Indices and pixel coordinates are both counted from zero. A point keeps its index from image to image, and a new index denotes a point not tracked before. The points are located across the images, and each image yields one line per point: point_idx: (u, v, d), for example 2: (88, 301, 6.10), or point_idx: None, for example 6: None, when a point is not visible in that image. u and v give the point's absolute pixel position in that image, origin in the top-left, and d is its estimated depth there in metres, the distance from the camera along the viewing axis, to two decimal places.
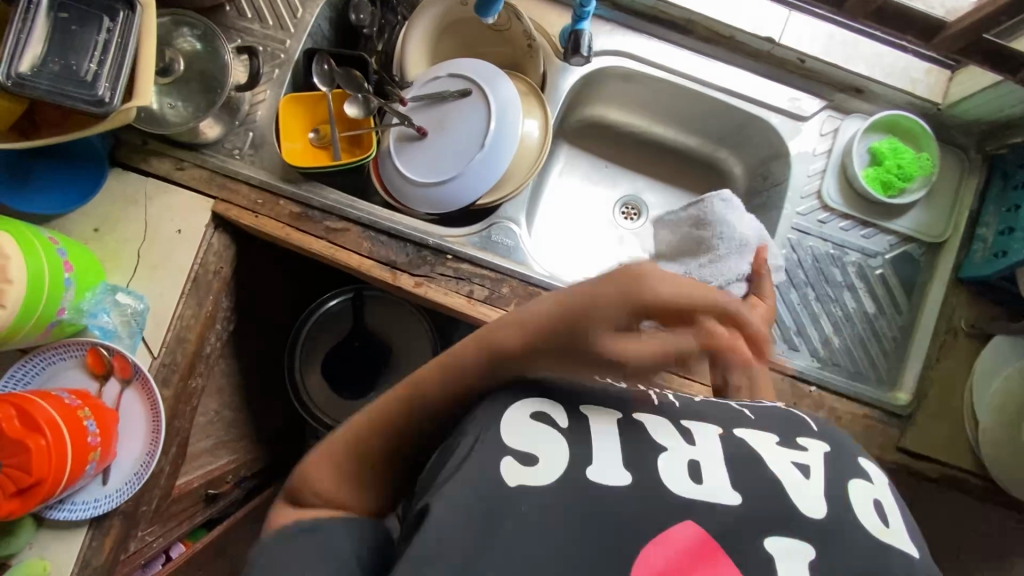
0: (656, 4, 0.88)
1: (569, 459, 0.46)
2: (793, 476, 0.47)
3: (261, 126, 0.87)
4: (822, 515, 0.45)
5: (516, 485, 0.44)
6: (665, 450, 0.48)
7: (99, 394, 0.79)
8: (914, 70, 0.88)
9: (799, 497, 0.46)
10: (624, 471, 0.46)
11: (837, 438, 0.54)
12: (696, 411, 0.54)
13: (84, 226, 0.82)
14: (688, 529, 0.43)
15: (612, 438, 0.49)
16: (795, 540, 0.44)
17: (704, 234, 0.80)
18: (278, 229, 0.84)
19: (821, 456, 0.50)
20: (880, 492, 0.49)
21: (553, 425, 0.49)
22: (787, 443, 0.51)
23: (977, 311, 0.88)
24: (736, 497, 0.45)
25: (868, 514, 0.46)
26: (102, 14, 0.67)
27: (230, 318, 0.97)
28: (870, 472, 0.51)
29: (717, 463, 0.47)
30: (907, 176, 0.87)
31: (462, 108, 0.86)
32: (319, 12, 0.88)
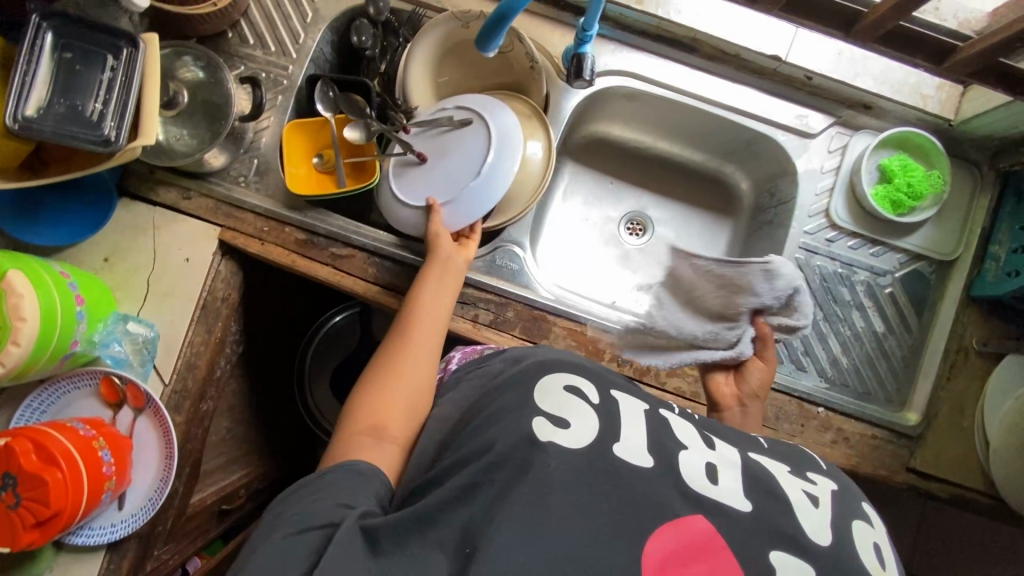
0: (659, 23, 0.86)
1: (600, 430, 0.51)
2: (802, 501, 0.50)
3: (266, 153, 0.87)
4: (827, 543, 0.47)
5: (545, 440, 0.49)
6: (686, 447, 0.52)
7: (113, 422, 0.81)
8: (924, 86, 0.87)
9: (807, 521, 0.48)
10: (649, 456, 0.50)
11: (845, 481, 0.55)
12: (719, 430, 0.57)
13: (94, 256, 0.84)
14: (700, 521, 0.46)
15: (640, 424, 0.53)
16: (799, 560, 0.45)
17: (730, 297, 0.71)
18: (285, 257, 0.85)
19: (829, 493, 0.52)
20: (879, 537, 0.50)
21: (585, 399, 0.54)
22: (799, 474, 0.54)
23: (989, 329, 0.87)
24: (749, 505, 0.48)
25: (867, 555, 0.47)
26: (107, 52, 0.68)
27: (239, 340, 0.98)
28: (873, 518, 0.52)
29: (735, 469, 0.51)
30: (917, 194, 0.86)
31: (462, 136, 0.85)
32: (321, 36, 0.88)
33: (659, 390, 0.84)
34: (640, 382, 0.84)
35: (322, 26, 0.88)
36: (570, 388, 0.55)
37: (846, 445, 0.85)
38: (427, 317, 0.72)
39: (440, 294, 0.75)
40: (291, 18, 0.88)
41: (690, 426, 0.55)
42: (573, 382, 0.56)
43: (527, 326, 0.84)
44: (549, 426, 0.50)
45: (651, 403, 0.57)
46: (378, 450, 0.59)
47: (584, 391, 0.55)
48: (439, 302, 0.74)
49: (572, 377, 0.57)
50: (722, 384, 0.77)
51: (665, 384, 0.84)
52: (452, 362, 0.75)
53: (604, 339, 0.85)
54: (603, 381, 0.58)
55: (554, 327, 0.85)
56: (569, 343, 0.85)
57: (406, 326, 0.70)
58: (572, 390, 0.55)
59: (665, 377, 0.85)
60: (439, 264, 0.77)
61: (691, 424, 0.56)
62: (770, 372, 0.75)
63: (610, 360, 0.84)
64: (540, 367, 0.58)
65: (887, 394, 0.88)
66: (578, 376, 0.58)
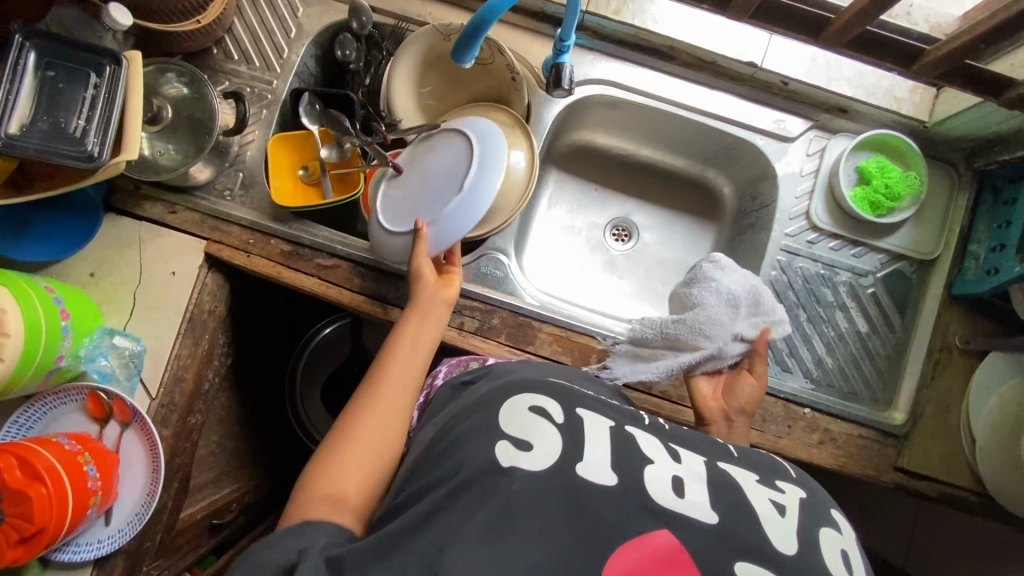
0: (637, 32, 0.88)
1: (561, 453, 0.51)
2: (768, 511, 0.50)
3: (251, 166, 0.88)
4: (792, 552, 0.47)
5: (508, 464, 0.49)
6: (652, 463, 0.53)
7: (99, 437, 0.81)
8: (898, 89, 0.88)
9: (772, 530, 0.49)
10: (612, 474, 0.50)
11: (814, 488, 0.56)
12: (687, 441, 0.58)
13: (80, 272, 0.84)
14: (662, 537, 0.47)
15: (604, 442, 0.53)
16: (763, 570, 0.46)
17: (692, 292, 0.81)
18: (271, 269, 0.85)
19: (798, 501, 0.53)
20: (848, 543, 0.50)
21: (550, 420, 0.54)
22: (767, 482, 0.55)
23: (971, 328, 0.88)
24: (714, 518, 0.49)
25: (834, 564, 0.48)
26: (90, 70, 0.69)
27: (227, 352, 0.99)
28: (841, 523, 0.52)
29: (702, 483, 0.52)
30: (895, 195, 0.87)
31: (451, 156, 0.82)
32: (305, 51, 0.89)
33: (645, 394, 0.85)
34: (626, 387, 0.85)
35: (305, 41, 0.89)
36: (535, 410, 0.55)
37: (832, 445, 0.85)
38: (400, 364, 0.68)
39: (418, 338, 0.71)
40: (275, 34, 0.89)
41: (656, 440, 0.56)
42: (537, 404, 0.56)
43: (512, 333, 0.85)
44: (512, 451, 0.50)
45: (616, 420, 0.58)
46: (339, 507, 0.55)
47: (548, 412, 0.55)
48: (417, 345, 0.70)
49: (538, 398, 0.57)
50: (708, 397, 0.77)
51: (651, 388, 0.85)
52: (438, 377, 0.77)
53: (590, 344, 0.86)
54: (572, 399, 0.59)
55: (539, 333, 0.85)
56: (554, 348, 0.85)
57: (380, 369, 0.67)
58: (537, 411, 0.55)
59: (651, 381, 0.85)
60: (420, 306, 0.74)
61: (655, 439, 0.57)
62: (761, 388, 0.75)
63: (596, 366, 0.85)
64: (511, 390, 0.59)
65: (872, 394, 0.88)
66: (545, 398, 0.58)
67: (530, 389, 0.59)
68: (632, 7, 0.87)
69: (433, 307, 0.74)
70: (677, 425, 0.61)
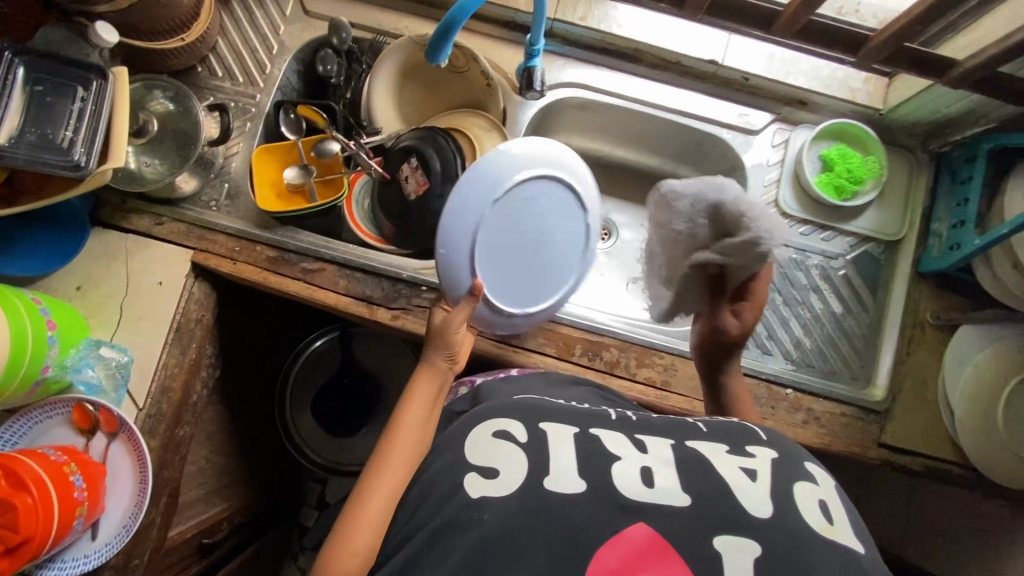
0: (603, 37, 0.92)
1: (528, 469, 0.52)
2: (738, 477, 0.52)
3: (236, 177, 0.91)
4: (768, 514, 0.49)
5: (478, 497, 0.51)
6: (619, 459, 0.54)
7: (86, 449, 0.80)
8: (852, 80, 0.93)
9: (745, 498, 0.50)
10: (579, 480, 0.51)
11: (786, 446, 0.58)
12: (653, 427, 0.60)
13: (67, 285, 0.85)
14: (638, 530, 0.48)
15: (570, 448, 0.55)
16: (742, 539, 0.47)
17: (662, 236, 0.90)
18: (257, 274, 0.87)
19: (768, 462, 0.55)
20: (825, 493, 0.53)
21: (513, 439, 0.56)
22: (737, 451, 0.56)
23: (941, 304, 0.91)
24: (686, 499, 0.50)
25: (811, 510, 0.50)
26: (77, 84, 0.71)
27: (214, 364, 0.99)
28: (817, 475, 0.55)
29: (670, 467, 0.53)
30: (857, 179, 0.91)
31: (558, 252, 0.78)
32: (287, 66, 0.93)
33: (630, 381, 0.86)
34: (611, 375, 0.86)
35: (287, 56, 0.93)
36: (499, 432, 0.57)
37: (817, 424, 0.87)
38: (416, 436, 0.63)
39: (429, 405, 0.66)
40: (257, 50, 0.93)
41: (622, 436, 0.58)
42: (501, 426, 0.58)
43: None
44: (479, 479, 0.53)
45: (580, 424, 0.59)
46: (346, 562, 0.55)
47: (513, 433, 0.57)
48: (429, 413, 0.66)
49: (501, 422, 0.58)
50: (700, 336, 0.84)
51: (636, 374, 0.86)
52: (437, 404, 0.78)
53: (574, 336, 0.88)
54: (535, 415, 0.59)
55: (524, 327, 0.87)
56: (539, 341, 0.87)
57: (392, 435, 0.63)
58: (500, 435, 0.56)
59: (635, 368, 0.87)
60: (432, 369, 0.69)
61: (621, 433, 0.58)
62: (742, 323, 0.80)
63: (580, 355, 0.87)
64: (480, 415, 0.61)
65: (856, 373, 0.90)
66: (511, 419, 0.59)
67: (492, 413, 0.60)
68: (597, 14, 0.92)
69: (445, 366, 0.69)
70: (647, 416, 0.62)
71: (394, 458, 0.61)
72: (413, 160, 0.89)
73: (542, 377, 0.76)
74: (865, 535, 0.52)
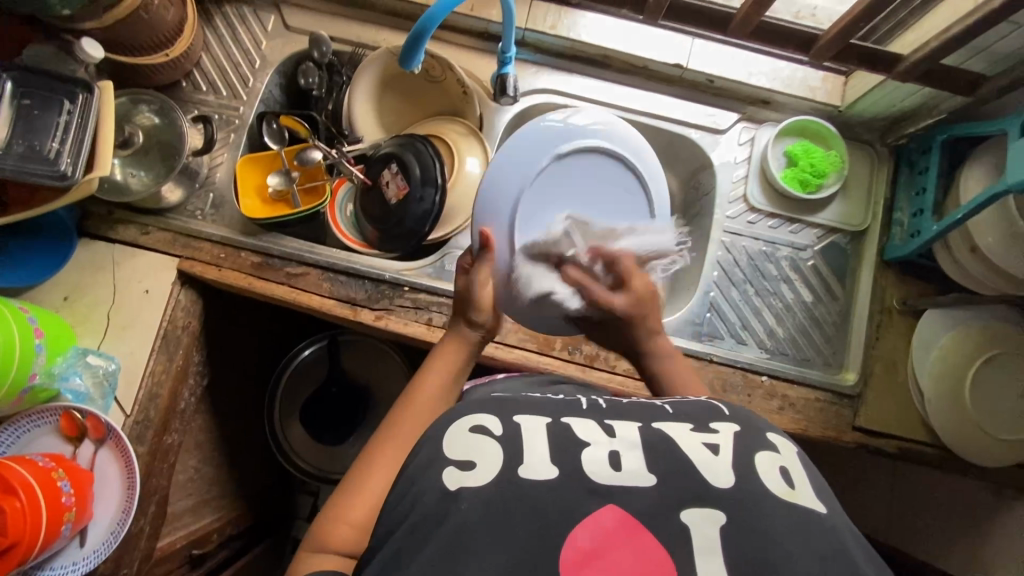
0: (572, 45, 0.96)
1: (503, 461, 0.48)
2: (701, 454, 0.49)
3: (221, 187, 0.93)
4: (729, 484, 0.47)
5: (455, 488, 0.47)
6: (589, 444, 0.50)
7: (74, 457, 0.81)
8: (811, 79, 0.97)
9: (706, 470, 0.48)
10: (552, 466, 0.48)
11: (748, 418, 0.56)
12: (622, 412, 0.56)
13: (54, 296, 0.87)
14: (609, 514, 0.45)
15: (543, 440, 0.50)
16: (707, 509, 0.45)
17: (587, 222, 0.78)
18: (242, 280, 0.89)
19: (730, 435, 0.52)
20: (787, 460, 0.51)
21: (488, 432, 0.51)
22: (701, 428, 0.53)
23: (906, 290, 0.94)
24: (652, 480, 0.47)
25: (772, 477, 0.48)
26: (63, 97, 0.73)
27: (202, 372, 1.01)
28: (779, 444, 0.53)
29: (636, 449, 0.50)
30: (820, 173, 0.94)
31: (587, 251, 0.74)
32: (269, 80, 0.96)
33: (610, 373, 0.89)
34: (591, 369, 0.89)
35: (269, 70, 0.96)
36: (472, 425, 0.52)
37: (792, 410, 0.89)
38: (437, 397, 0.64)
39: (450, 368, 0.67)
40: (240, 64, 0.96)
41: (591, 422, 0.54)
42: (475, 420, 0.53)
43: None
44: (457, 472, 0.48)
45: (552, 414, 0.55)
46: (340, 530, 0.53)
47: (489, 426, 0.52)
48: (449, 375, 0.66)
49: (474, 416, 0.53)
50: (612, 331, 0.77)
51: (615, 367, 0.89)
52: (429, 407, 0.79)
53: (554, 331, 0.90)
54: (506, 407, 0.55)
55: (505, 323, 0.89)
56: (520, 336, 0.89)
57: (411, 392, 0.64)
58: (476, 429, 0.51)
59: (614, 361, 0.89)
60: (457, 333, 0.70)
61: (592, 420, 0.54)
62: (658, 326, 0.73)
63: (561, 349, 0.89)
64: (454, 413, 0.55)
65: (833, 359, 0.93)
66: (480, 413, 0.54)
67: (463, 410, 0.55)
68: (567, 22, 0.95)
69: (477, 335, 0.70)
70: (616, 400, 0.59)
71: (409, 425, 0.61)
72: (394, 166, 0.92)
73: (525, 377, 0.78)
74: (828, 494, 0.50)
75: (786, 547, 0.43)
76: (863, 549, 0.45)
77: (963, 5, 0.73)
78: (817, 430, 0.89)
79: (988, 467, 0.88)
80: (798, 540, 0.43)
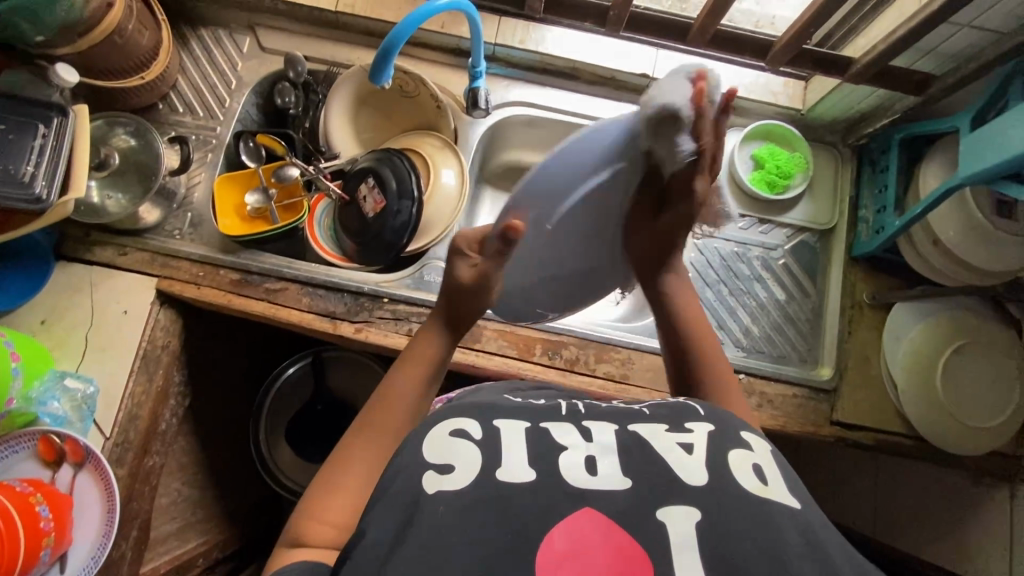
0: (541, 58, 0.99)
1: (480, 466, 0.47)
2: (675, 452, 0.50)
3: (199, 206, 0.94)
4: (702, 483, 0.47)
5: (433, 491, 0.46)
6: (565, 448, 0.50)
7: (53, 482, 0.80)
8: (773, 85, 1.01)
9: (678, 467, 0.48)
10: (529, 469, 0.47)
11: (722, 416, 0.55)
12: (601, 415, 0.56)
13: (31, 320, 0.86)
14: (587, 517, 0.44)
15: (520, 442, 0.50)
16: (682, 506, 0.45)
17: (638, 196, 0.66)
18: (221, 297, 0.89)
19: (705, 435, 0.52)
20: (761, 459, 0.51)
21: (469, 437, 0.50)
22: (675, 427, 0.53)
23: (875, 284, 0.96)
24: (627, 482, 0.47)
25: (744, 475, 0.48)
26: (37, 122, 0.74)
27: (184, 393, 1.00)
28: (754, 443, 0.53)
29: (613, 454, 0.49)
30: (786, 174, 0.97)
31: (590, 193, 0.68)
32: (245, 100, 0.98)
33: (591, 376, 0.90)
34: (572, 372, 0.90)
35: (245, 90, 0.98)
36: (452, 430, 0.51)
37: (771, 407, 0.91)
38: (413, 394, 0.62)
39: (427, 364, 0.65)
40: (216, 85, 0.98)
41: (568, 425, 0.53)
42: (455, 425, 0.52)
43: None
44: (436, 476, 0.47)
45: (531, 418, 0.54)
46: (317, 526, 0.52)
47: (470, 431, 0.51)
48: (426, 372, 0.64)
49: (452, 420, 0.53)
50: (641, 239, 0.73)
51: (595, 370, 0.90)
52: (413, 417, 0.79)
53: (534, 337, 0.91)
54: (487, 411, 0.54)
55: (485, 331, 0.90)
56: (501, 343, 0.90)
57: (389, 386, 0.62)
58: (455, 434, 0.50)
59: (594, 364, 0.90)
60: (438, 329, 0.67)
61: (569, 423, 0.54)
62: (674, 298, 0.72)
63: (541, 355, 0.90)
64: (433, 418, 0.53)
65: (807, 354, 0.95)
66: (460, 417, 0.53)
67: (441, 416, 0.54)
68: (535, 36, 0.98)
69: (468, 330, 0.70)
70: (595, 404, 0.58)
71: (389, 420, 0.60)
72: (371, 180, 0.94)
73: (508, 383, 0.78)
74: (803, 495, 0.49)
75: (751, 533, 0.43)
76: (828, 533, 0.46)
77: (908, 9, 0.76)
78: (795, 426, 0.90)
79: (966, 455, 0.89)
80: (763, 526, 0.44)
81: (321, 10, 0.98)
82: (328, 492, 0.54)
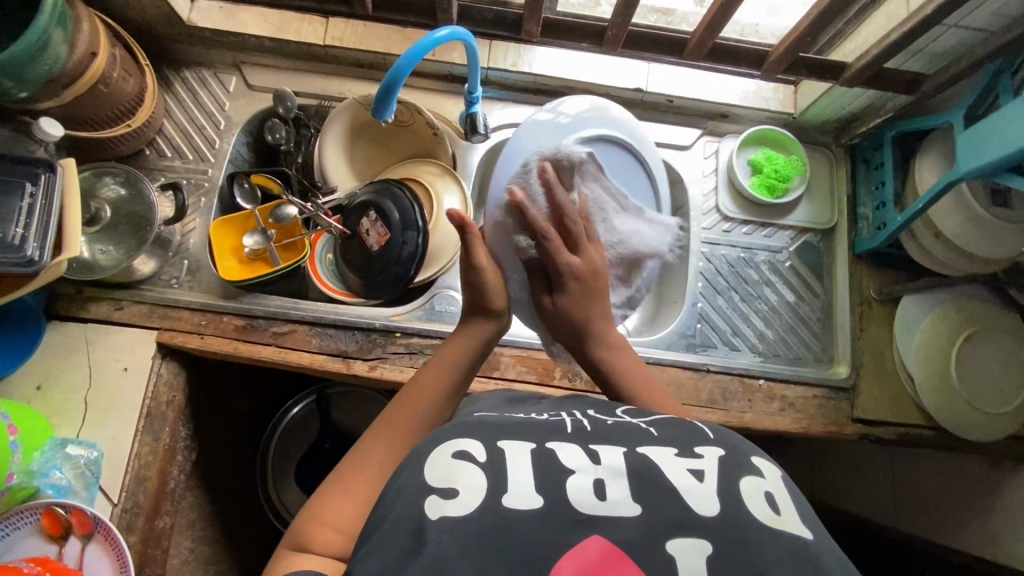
0: (535, 80, 0.99)
1: (487, 488, 0.43)
2: (686, 480, 0.45)
3: (196, 253, 0.91)
4: (714, 514, 0.43)
5: (437, 518, 0.41)
6: (573, 471, 0.45)
7: (60, 557, 0.74)
8: (764, 90, 1.01)
9: (687, 492, 0.44)
10: (536, 494, 0.43)
11: (733, 441, 0.50)
12: (608, 435, 0.49)
13: (26, 386, 0.82)
14: (593, 545, 0.41)
15: (527, 465, 0.45)
16: (692, 538, 0.41)
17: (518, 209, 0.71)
18: (226, 345, 0.86)
19: (717, 460, 0.47)
20: (773, 485, 0.47)
21: (472, 459, 0.44)
22: (685, 453, 0.48)
23: (881, 279, 0.98)
24: (635, 509, 0.43)
25: (757, 507, 0.44)
26: (24, 180, 0.71)
27: (190, 446, 0.97)
28: (764, 468, 0.49)
29: (622, 477, 0.44)
30: (785, 178, 0.98)
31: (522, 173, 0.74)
32: (236, 139, 0.96)
33: None
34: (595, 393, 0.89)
35: (235, 130, 0.95)
36: (454, 450, 0.45)
37: (793, 410, 0.91)
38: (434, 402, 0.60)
39: (444, 372, 0.63)
40: (205, 127, 0.95)
41: (574, 445, 0.48)
42: (457, 444, 0.46)
43: None
44: (439, 501, 0.42)
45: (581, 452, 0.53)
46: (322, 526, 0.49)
47: (472, 452, 0.45)
48: (446, 383, 0.62)
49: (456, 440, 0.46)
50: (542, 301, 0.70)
51: None
52: None
53: (552, 359, 0.90)
54: (492, 430, 0.48)
55: (502, 357, 0.89)
56: (519, 369, 0.89)
57: (409, 391, 0.61)
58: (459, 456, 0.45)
59: None
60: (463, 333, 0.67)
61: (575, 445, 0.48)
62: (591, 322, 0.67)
63: (561, 378, 0.88)
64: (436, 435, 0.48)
65: (820, 351, 0.96)
66: (463, 437, 0.47)
67: (444, 431, 0.48)
68: (526, 58, 0.97)
69: (483, 327, 0.67)
70: (599, 421, 0.52)
71: (400, 423, 0.58)
72: (372, 213, 0.91)
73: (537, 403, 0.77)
74: (814, 523, 0.45)
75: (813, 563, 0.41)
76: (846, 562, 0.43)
77: (897, 13, 0.78)
78: (817, 427, 0.90)
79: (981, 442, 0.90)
80: (811, 550, 0.42)
81: (308, 45, 0.95)
82: (338, 492, 0.51)
